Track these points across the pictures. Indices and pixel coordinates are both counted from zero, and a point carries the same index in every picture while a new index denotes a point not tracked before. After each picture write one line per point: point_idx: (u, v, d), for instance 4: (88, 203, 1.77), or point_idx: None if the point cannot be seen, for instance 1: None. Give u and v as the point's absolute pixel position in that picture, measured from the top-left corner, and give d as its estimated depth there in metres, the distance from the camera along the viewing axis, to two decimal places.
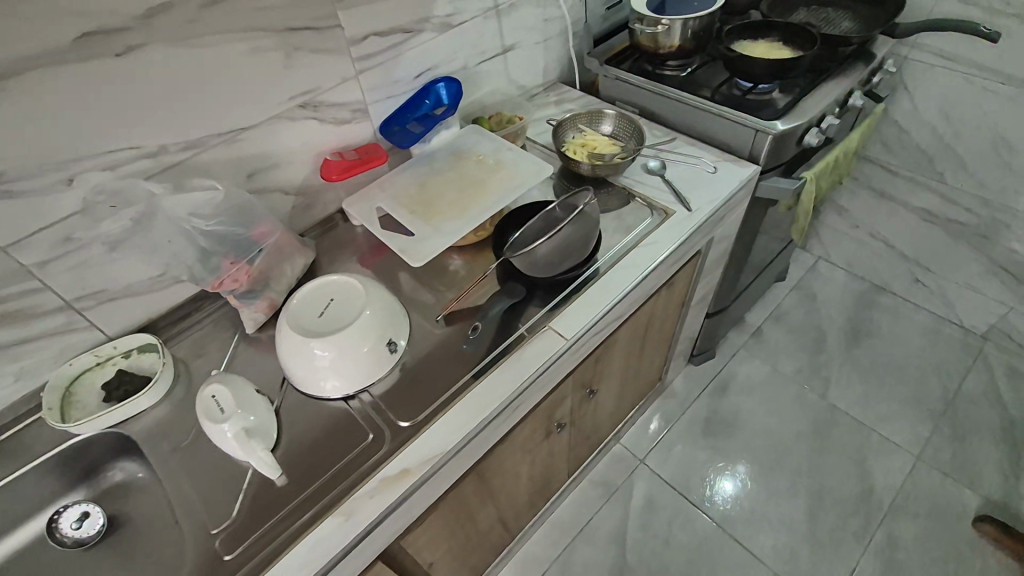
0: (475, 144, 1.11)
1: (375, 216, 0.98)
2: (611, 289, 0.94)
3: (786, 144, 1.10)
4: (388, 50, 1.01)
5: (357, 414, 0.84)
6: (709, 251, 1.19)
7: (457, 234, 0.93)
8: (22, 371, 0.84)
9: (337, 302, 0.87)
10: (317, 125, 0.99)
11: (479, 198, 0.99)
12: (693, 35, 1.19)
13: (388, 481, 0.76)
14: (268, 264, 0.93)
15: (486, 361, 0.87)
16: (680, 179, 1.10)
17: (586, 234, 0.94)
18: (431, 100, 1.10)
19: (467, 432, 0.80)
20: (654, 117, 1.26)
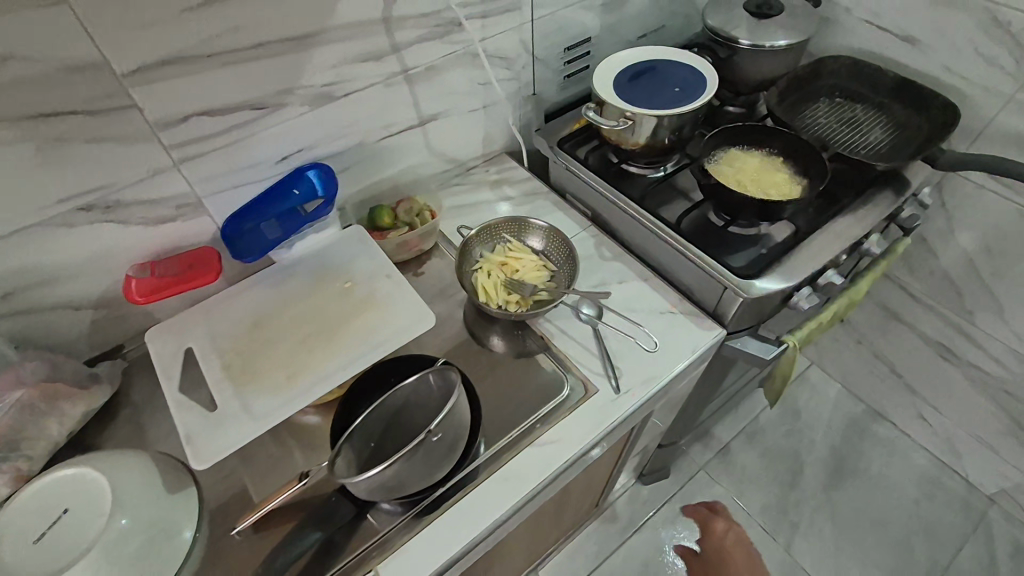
0: (350, 259, 0.81)
1: (177, 362, 0.71)
2: (482, 512, 0.68)
3: (761, 307, 0.84)
4: (228, 132, 0.72)
5: None
6: (651, 418, 0.92)
7: (267, 422, 0.66)
8: None
9: (69, 517, 0.61)
10: (116, 228, 0.71)
11: (322, 357, 0.71)
12: (669, 137, 0.91)
13: None
14: (10, 425, 0.66)
15: None
16: (615, 338, 0.82)
17: (440, 455, 0.64)
18: (300, 191, 0.81)
19: None
20: (608, 226, 0.98)
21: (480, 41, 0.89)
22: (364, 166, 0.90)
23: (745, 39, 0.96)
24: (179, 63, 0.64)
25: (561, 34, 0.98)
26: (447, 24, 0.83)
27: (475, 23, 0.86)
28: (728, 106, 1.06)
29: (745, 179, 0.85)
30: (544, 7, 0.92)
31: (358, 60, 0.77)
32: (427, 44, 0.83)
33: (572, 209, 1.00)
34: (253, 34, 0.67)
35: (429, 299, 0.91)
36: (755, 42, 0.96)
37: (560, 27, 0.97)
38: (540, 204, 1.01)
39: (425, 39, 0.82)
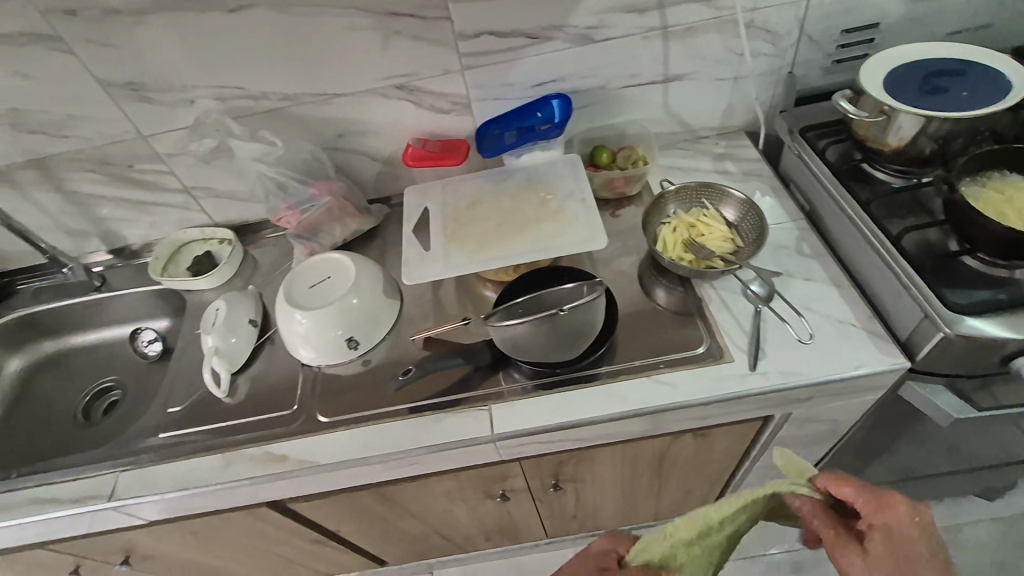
0: (558, 178, 0.96)
1: (419, 212, 0.97)
2: (582, 408, 0.78)
3: (971, 357, 0.71)
4: (502, 52, 0.92)
5: (301, 382, 0.91)
6: (786, 425, 0.87)
7: (456, 271, 0.86)
8: (154, 223, 1.13)
9: (328, 281, 0.91)
10: (411, 107, 0.98)
11: (506, 242, 0.88)
12: (932, 146, 0.80)
13: (269, 456, 0.81)
14: (319, 218, 1.01)
15: (421, 401, 0.83)
16: (774, 324, 0.80)
17: (566, 342, 0.78)
18: (543, 115, 0.96)
19: (348, 456, 0.79)
20: (820, 225, 0.92)
21: (747, 10, 0.90)
22: (600, 106, 1.02)
23: None
24: None
25: (845, 16, 0.92)
26: None
27: None
28: None
29: (1009, 209, 0.72)
30: None
31: (621, 9, 0.88)
32: (690, 5, 0.89)
33: (789, 199, 0.96)
34: None
35: (612, 237, 1.00)
36: None
37: (846, 8, 0.91)
38: (756, 186, 1.00)
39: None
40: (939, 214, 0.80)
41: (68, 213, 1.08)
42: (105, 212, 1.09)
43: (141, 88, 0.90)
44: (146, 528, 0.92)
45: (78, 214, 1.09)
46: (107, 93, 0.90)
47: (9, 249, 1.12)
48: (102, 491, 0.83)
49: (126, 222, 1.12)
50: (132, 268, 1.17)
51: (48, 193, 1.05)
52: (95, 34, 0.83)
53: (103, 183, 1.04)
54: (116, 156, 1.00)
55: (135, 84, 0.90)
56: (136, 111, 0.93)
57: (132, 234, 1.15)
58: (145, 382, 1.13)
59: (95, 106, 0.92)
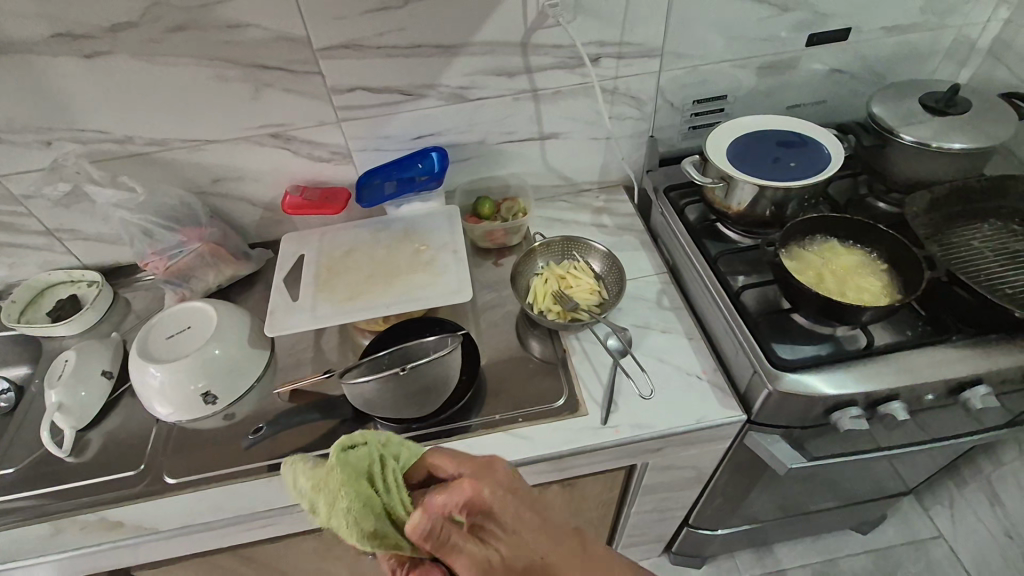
0: (435, 229, 0.98)
1: (292, 260, 0.95)
2: None
3: (798, 410, 0.76)
4: (378, 107, 0.94)
5: (153, 438, 0.86)
6: (647, 472, 0.89)
7: (321, 322, 0.85)
8: (13, 265, 1.06)
9: (187, 332, 0.88)
10: (289, 155, 0.98)
11: (375, 293, 0.89)
12: (769, 209, 0.87)
13: (106, 524, 0.76)
14: (189, 264, 0.98)
15: (278, 458, 0.81)
16: (629, 376, 0.83)
17: (423, 397, 0.78)
18: (423, 166, 0.99)
19: (191, 521, 0.75)
20: (679, 279, 0.98)
21: (611, 78, 0.96)
22: (481, 160, 1.05)
23: (909, 135, 0.87)
24: (355, 48, 0.86)
25: (700, 87, 1.00)
26: (580, 58, 0.93)
27: (607, 61, 0.94)
28: (877, 202, 0.95)
29: (826, 272, 0.80)
30: (686, 60, 0.96)
31: (491, 72, 0.92)
32: (556, 71, 0.94)
33: (656, 253, 1.01)
34: (410, 37, 0.86)
35: (491, 286, 1.02)
36: (922, 141, 0.86)
37: (700, 80, 0.99)
38: (628, 239, 1.04)
39: (556, 66, 0.93)
40: (773, 273, 0.86)
41: None
42: None
43: None
44: None
45: None
46: None
47: None
48: None
49: None
50: None
51: None
52: None
53: None
54: None
55: None
56: None
57: None
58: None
59: None
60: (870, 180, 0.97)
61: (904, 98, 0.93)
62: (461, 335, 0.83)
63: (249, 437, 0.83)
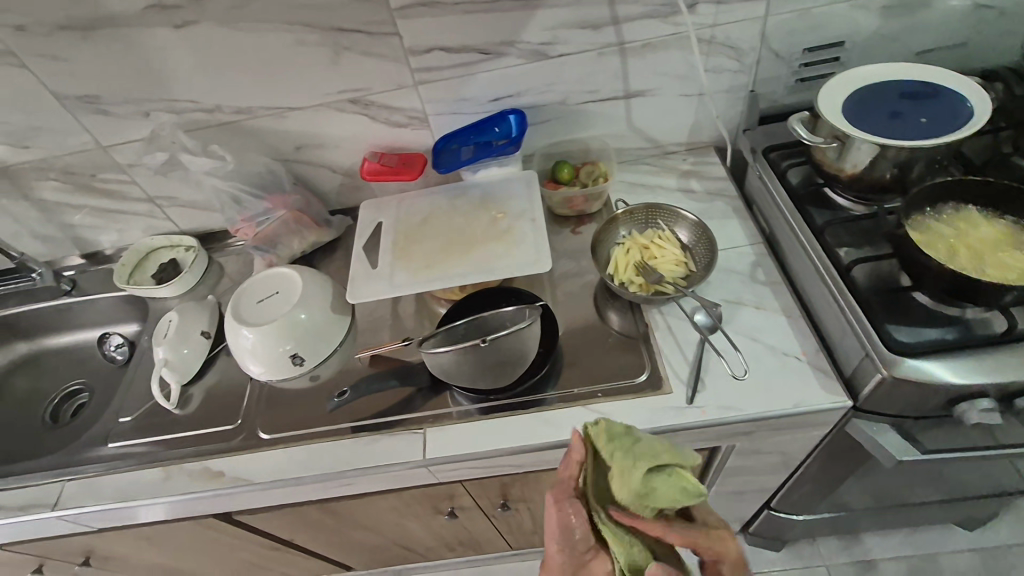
0: (511, 196, 0.95)
1: (370, 228, 0.96)
2: (515, 435, 0.76)
3: (915, 399, 0.68)
4: (456, 69, 0.90)
5: (248, 396, 0.92)
6: (733, 455, 0.84)
7: (399, 291, 0.85)
8: (122, 230, 1.14)
9: (275, 297, 0.91)
10: (367, 121, 0.97)
11: (451, 262, 0.88)
12: (890, 172, 0.76)
13: (209, 473, 0.82)
14: (275, 231, 1.01)
15: (360, 421, 0.83)
16: (717, 355, 0.78)
17: (501, 368, 0.76)
18: (500, 130, 0.96)
19: (282, 476, 0.79)
20: (776, 250, 0.90)
21: (707, 27, 0.87)
22: (560, 122, 1.00)
23: None
24: (434, 5, 0.82)
25: (811, 33, 0.89)
26: (673, 5, 0.84)
27: (705, 7, 0.85)
28: None
29: (960, 246, 0.70)
30: (796, 2, 0.85)
31: (575, 25, 0.86)
32: (646, 21, 0.86)
33: (750, 221, 0.93)
34: None
35: (569, 255, 0.98)
36: None
37: (811, 25, 0.88)
38: (718, 206, 0.96)
39: (646, 15, 0.85)
40: (891, 245, 0.76)
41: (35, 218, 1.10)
42: (73, 219, 1.11)
43: (95, 101, 0.91)
44: (98, 535, 0.94)
45: (47, 220, 1.11)
46: (62, 105, 0.91)
47: None
48: (49, 500, 0.84)
49: (94, 229, 1.14)
50: (102, 273, 1.18)
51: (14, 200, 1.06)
52: (46, 48, 0.84)
53: (68, 191, 1.06)
54: (78, 166, 1.01)
55: (90, 97, 0.90)
56: (92, 122, 0.94)
57: (101, 240, 1.16)
58: (111, 386, 1.13)
59: (51, 117, 0.93)
60: (1018, 136, 0.82)
61: None
62: (538, 307, 0.80)
63: (333, 399, 0.86)
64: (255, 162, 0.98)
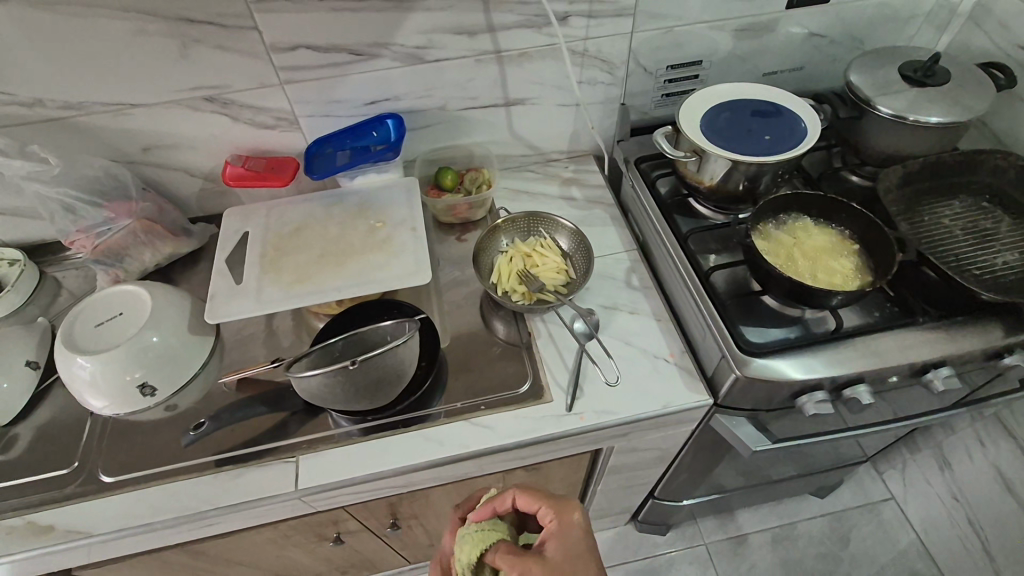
0: (391, 204, 0.91)
1: (234, 239, 0.88)
2: (396, 456, 0.74)
3: (764, 394, 0.75)
4: (325, 69, 0.85)
5: (88, 433, 0.80)
6: (614, 455, 0.88)
7: (265, 308, 0.78)
8: None
9: (119, 319, 0.80)
10: (227, 121, 0.89)
11: (324, 275, 0.82)
12: (742, 185, 0.83)
13: (37, 528, 0.71)
14: (122, 242, 0.90)
15: (224, 453, 0.76)
16: (595, 361, 0.80)
17: (379, 388, 0.73)
18: (378, 134, 0.92)
19: (130, 524, 0.70)
20: (648, 255, 0.94)
21: (580, 40, 0.89)
22: (441, 128, 0.97)
23: (886, 107, 0.83)
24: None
25: (674, 51, 0.94)
26: (547, 16, 0.85)
27: (576, 20, 0.87)
28: (851, 176, 0.92)
29: (798, 253, 0.77)
30: (660, 21, 0.89)
31: (449, 30, 0.84)
32: (521, 31, 0.86)
33: (625, 228, 0.97)
34: None
35: (454, 264, 0.96)
36: (899, 113, 0.82)
37: (674, 43, 0.93)
38: (597, 213, 1.00)
39: (521, 25, 0.86)
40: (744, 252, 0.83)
41: None
42: None
43: None
44: None
45: None
46: None
47: None
48: None
49: None
50: None
51: None
52: None
53: None
54: None
55: None
56: None
57: None
58: None
59: None
60: (845, 152, 0.93)
61: (883, 66, 0.88)
62: (417, 321, 0.78)
63: (193, 430, 0.78)
64: (89, 165, 0.86)
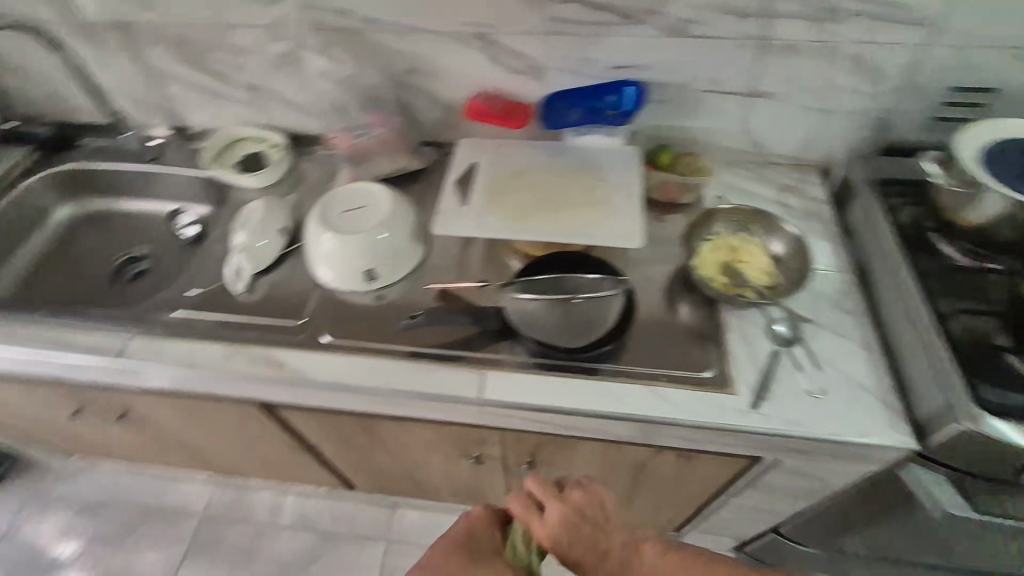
0: (611, 167, 0.94)
1: (465, 166, 0.95)
2: (572, 397, 0.77)
3: (982, 458, 0.68)
4: (590, 26, 0.89)
5: (312, 299, 0.92)
6: (772, 471, 0.85)
7: (488, 232, 0.84)
8: (215, 113, 1.14)
9: (364, 210, 0.91)
10: (485, 59, 0.96)
11: (542, 217, 0.87)
12: (1011, 232, 0.75)
13: (267, 362, 0.83)
14: (368, 147, 1.01)
15: (422, 348, 0.84)
16: (789, 371, 0.78)
17: (574, 333, 0.80)
18: (614, 99, 0.92)
19: (340, 382, 0.81)
20: (863, 282, 0.89)
21: (856, 42, 0.84)
22: (674, 106, 0.98)
23: None
24: None
25: (959, 74, 0.86)
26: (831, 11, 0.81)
27: (860, 21, 0.82)
28: None
29: None
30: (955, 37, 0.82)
31: (723, 9, 0.84)
32: (796, 21, 0.83)
33: (842, 248, 0.92)
34: None
35: (651, 240, 0.97)
36: None
37: (961, 65, 0.85)
38: (813, 226, 0.95)
39: (799, 15, 0.83)
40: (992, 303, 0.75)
41: (139, 81, 1.10)
42: (171, 91, 1.11)
43: None
44: (141, 395, 0.97)
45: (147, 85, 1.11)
46: None
47: (82, 103, 1.16)
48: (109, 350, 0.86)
49: (188, 105, 1.13)
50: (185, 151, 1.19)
51: (123, 58, 1.06)
52: None
53: (175, 61, 1.05)
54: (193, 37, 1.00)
55: None
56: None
57: (193, 119, 1.16)
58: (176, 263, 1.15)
59: None
60: None
61: None
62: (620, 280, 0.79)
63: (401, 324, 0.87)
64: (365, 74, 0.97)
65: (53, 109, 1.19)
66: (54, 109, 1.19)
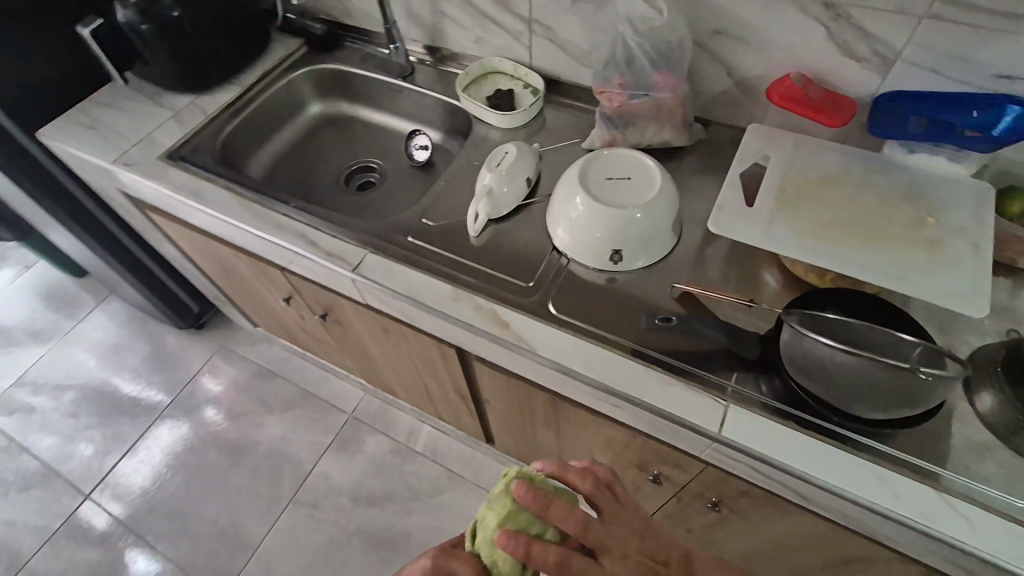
0: (950, 202, 0.73)
1: (754, 159, 0.81)
2: (834, 470, 0.64)
3: None
4: (998, 17, 0.67)
5: (542, 260, 0.85)
6: None
7: (774, 246, 0.70)
8: (480, 40, 1.09)
9: (627, 183, 0.80)
10: (820, 35, 0.78)
11: (846, 243, 0.70)
12: None
13: (495, 317, 0.80)
14: (641, 111, 0.90)
15: (656, 353, 0.73)
16: None
17: (896, 399, 0.59)
18: (979, 115, 0.71)
19: (565, 362, 0.75)
20: None
21: None
22: None
23: None
24: None
25: None
26: None
27: None
28: None
29: None
30: None
31: None
32: None
33: None
34: None
35: None
36: None
37: None
38: None
39: None
40: None
41: None
42: (447, 9, 1.07)
43: None
44: (357, 306, 1.00)
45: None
46: None
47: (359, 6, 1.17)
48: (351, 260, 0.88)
49: (457, 27, 1.09)
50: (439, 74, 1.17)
51: None
52: None
53: None
54: None
55: None
56: None
57: (455, 42, 1.12)
58: (405, 184, 1.17)
59: None
60: None
61: None
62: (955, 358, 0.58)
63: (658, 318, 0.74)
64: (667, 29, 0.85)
65: (331, 7, 1.22)
66: (332, 7, 1.22)
